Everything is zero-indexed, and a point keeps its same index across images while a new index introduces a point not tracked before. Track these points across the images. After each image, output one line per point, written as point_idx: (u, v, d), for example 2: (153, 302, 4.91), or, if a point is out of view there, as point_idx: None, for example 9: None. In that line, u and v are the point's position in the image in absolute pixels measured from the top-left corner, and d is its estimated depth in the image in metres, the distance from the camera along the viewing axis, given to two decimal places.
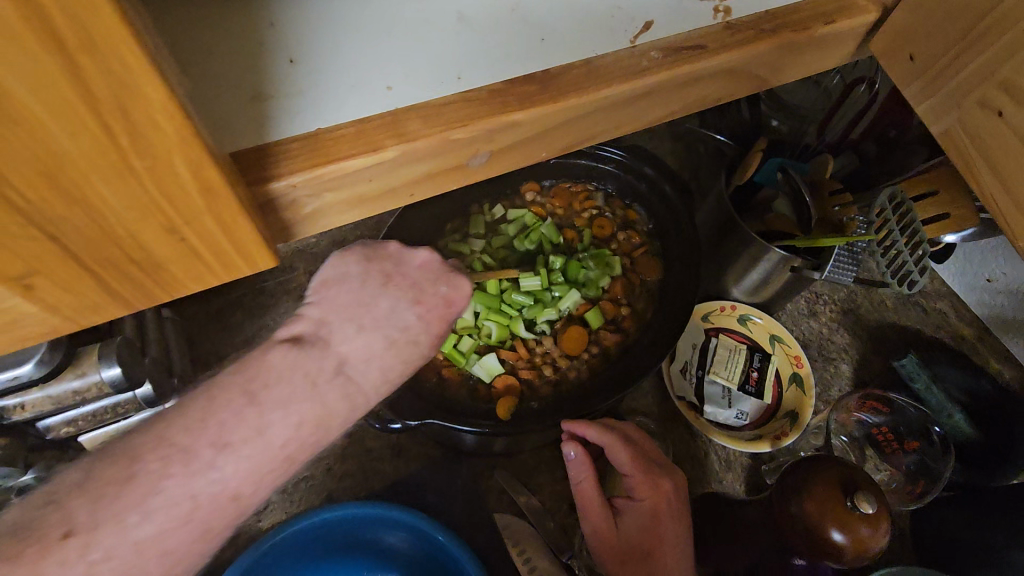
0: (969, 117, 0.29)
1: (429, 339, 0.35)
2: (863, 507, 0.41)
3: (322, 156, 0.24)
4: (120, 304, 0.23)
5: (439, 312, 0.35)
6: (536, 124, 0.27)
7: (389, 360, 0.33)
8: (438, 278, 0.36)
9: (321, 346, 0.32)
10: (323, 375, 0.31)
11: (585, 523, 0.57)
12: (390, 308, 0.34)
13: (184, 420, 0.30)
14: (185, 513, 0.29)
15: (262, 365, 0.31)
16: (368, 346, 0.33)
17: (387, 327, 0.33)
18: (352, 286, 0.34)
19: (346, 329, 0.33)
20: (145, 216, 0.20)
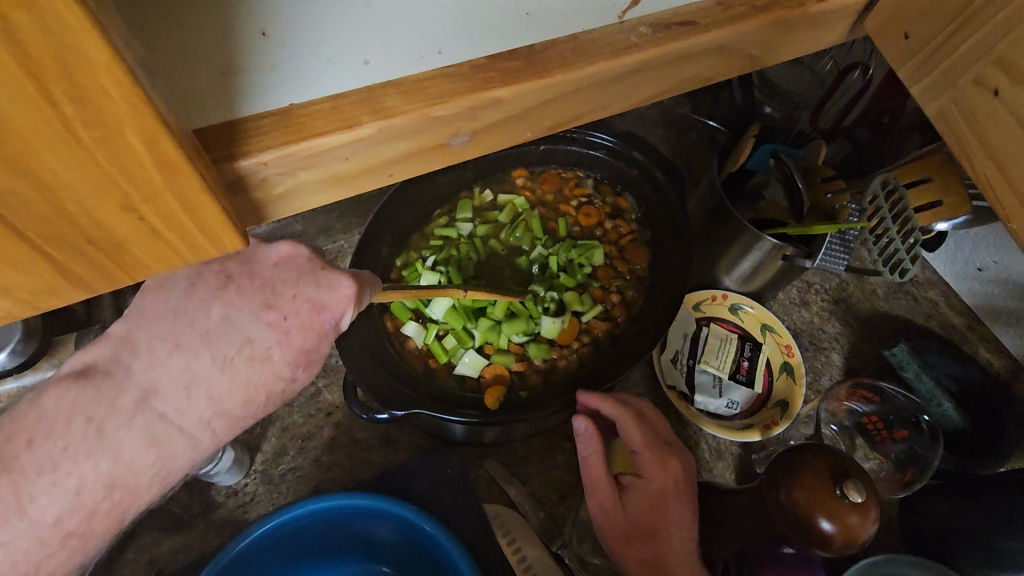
0: (964, 97, 0.28)
1: (283, 353, 0.32)
2: (852, 497, 0.41)
3: (294, 132, 0.23)
4: (79, 287, 0.22)
5: (301, 319, 0.32)
6: (519, 102, 0.26)
7: (217, 384, 0.31)
8: (301, 279, 0.33)
9: (113, 385, 0.31)
10: (121, 413, 0.31)
11: (591, 499, 0.56)
12: (226, 320, 0.31)
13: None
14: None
15: (36, 413, 0.31)
16: (182, 370, 0.31)
17: (220, 344, 0.31)
18: (178, 293, 0.32)
19: (156, 353, 0.31)
20: (97, 192, 0.18)
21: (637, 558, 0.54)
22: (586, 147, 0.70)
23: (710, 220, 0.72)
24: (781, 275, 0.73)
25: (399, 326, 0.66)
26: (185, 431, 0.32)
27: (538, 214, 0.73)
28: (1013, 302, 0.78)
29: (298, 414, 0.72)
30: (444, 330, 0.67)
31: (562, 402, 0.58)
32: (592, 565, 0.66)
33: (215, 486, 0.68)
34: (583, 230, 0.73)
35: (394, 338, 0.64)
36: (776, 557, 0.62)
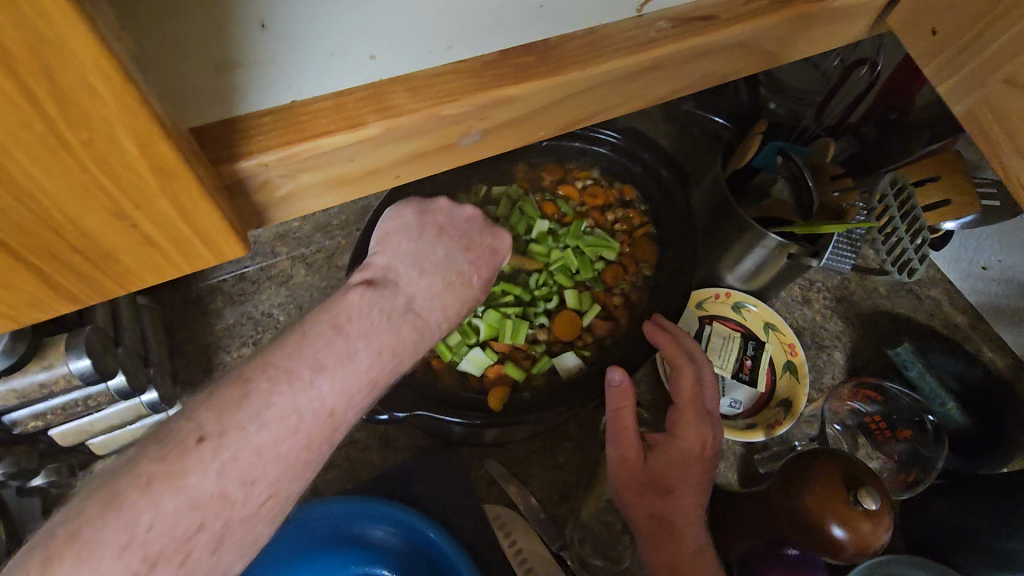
0: (994, 96, 0.27)
1: (477, 284, 0.40)
2: (866, 503, 0.40)
3: (296, 132, 0.21)
4: (67, 299, 0.20)
5: (485, 259, 0.41)
6: (532, 100, 0.25)
7: (449, 298, 0.37)
8: (483, 231, 0.41)
9: (392, 288, 0.35)
10: (396, 312, 0.34)
11: (612, 449, 0.55)
12: (446, 254, 0.38)
13: (285, 346, 0.31)
14: (293, 425, 0.30)
15: (342, 305, 0.33)
16: (429, 286, 0.36)
17: (445, 270, 0.38)
18: (412, 235, 0.39)
19: (410, 272, 0.36)
20: (85, 199, 0.17)
21: (645, 512, 0.53)
22: (589, 143, 0.68)
23: (716, 217, 0.71)
24: (784, 273, 0.72)
25: None
26: (431, 329, 0.36)
27: (534, 202, 0.72)
28: (1017, 301, 0.78)
29: None
30: None
31: (577, 400, 0.57)
32: (594, 566, 0.66)
33: None
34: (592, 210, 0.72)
35: None
36: (780, 558, 0.61)
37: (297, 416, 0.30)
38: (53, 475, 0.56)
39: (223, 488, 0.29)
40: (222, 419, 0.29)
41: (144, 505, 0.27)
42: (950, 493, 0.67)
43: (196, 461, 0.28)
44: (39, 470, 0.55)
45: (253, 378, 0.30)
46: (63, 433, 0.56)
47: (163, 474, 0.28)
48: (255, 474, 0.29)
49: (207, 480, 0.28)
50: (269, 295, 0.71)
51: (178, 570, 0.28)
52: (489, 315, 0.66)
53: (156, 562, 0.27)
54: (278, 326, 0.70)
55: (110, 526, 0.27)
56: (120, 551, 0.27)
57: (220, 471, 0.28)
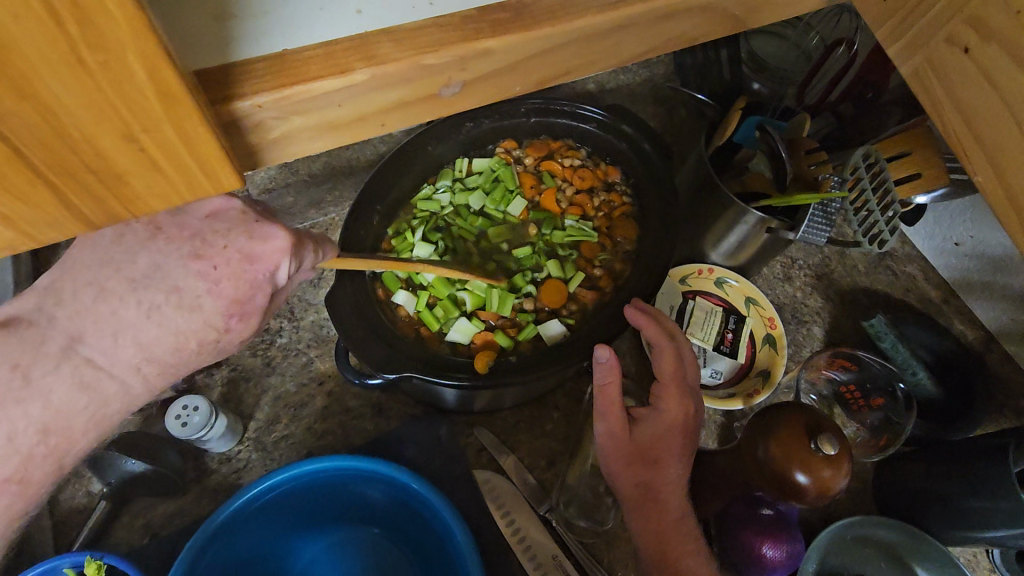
0: (936, 57, 0.30)
1: (214, 302, 0.33)
2: (826, 450, 0.43)
3: (288, 76, 0.23)
4: (80, 222, 0.22)
5: (232, 269, 0.33)
6: (506, 54, 0.27)
7: (145, 331, 0.33)
8: (233, 229, 0.33)
9: (28, 332, 0.33)
10: (42, 364, 0.33)
11: (600, 423, 0.57)
12: (155, 266, 0.32)
13: None
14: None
15: None
16: (107, 319, 0.33)
17: (146, 291, 0.33)
18: (106, 243, 0.33)
19: (83, 301, 0.33)
20: (100, 119, 0.19)
21: (631, 483, 0.56)
22: (575, 120, 0.70)
23: (699, 193, 0.73)
24: (764, 250, 0.75)
25: (389, 296, 0.67)
26: (114, 376, 0.35)
27: (514, 170, 0.74)
28: (987, 275, 0.81)
29: (291, 383, 0.73)
30: (434, 298, 0.68)
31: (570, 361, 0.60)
32: (578, 527, 0.68)
33: (207, 453, 0.69)
34: (579, 195, 0.74)
35: (385, 305, 0.65)
36: (755, 517, 0.65)
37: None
38: None
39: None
40: None
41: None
42: (921, 457, 0.69)
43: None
44: None
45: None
46: None
47: None
48: None
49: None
50: None
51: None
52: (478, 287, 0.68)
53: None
54: None
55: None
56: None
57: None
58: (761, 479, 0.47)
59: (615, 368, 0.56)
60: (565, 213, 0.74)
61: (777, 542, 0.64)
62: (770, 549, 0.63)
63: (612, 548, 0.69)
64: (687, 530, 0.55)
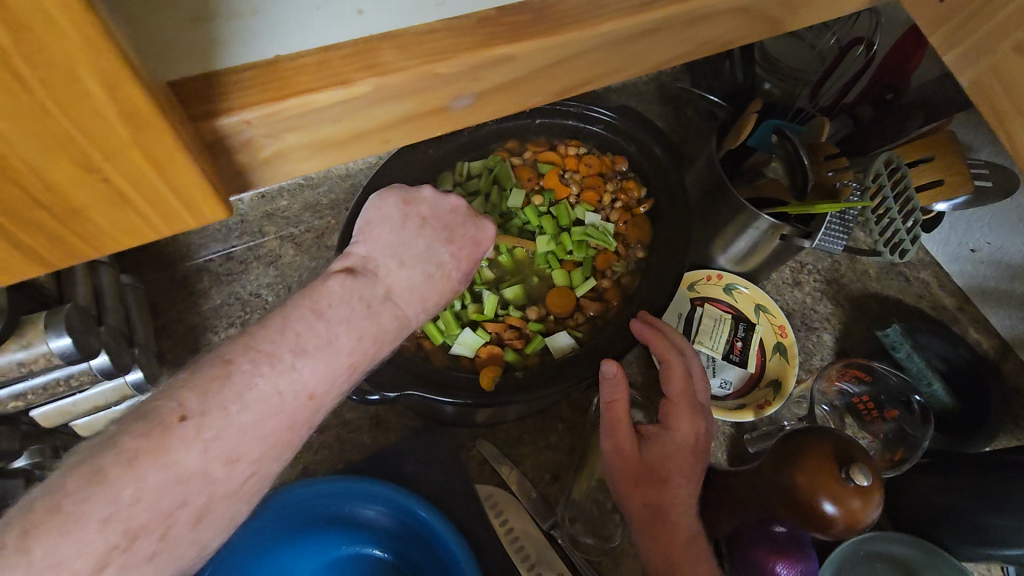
0: (1002, 64, 0.27)
1: (459, 275, 0.39)
2: (858, 480, 0.41)
3: (279, 88, 0.20)
4: (35, 261, 0.19)
5: (467, 252, 0.39)
6: (529, 61, 0.24)
7: (429, 294, 0.36)
8: (465, 222, 0.39)
9: (369, 279, 0.35)
10: (375, 302, 0.34)
11: (607, 441, 0.54)
12: (427, 247, 0.37)
13: (268, 328, 0.31)
14: (275, 407, 0.31)
15: (323, 290, 0.33)
16: (410, 278, 0.36)
17: (426, 263, 0.36)
18: (393, 226, 0.37)
19: (391, 265, 0.35)
20: (50, 147, 0.16)
21: (640, 502, 0.53)
22: (583, 121, 0.67)
23: (709, 198, 0.70)
24: (776, 255, 0.72)
25: None
26: (409, 321, 0.36)
27: (510, 165, 0.70)
28: (1003, 282, 0.78)
29: None
30: None
31: (575, 378, 0.57)
32: (584, 544, 0.66)
33: None
34: (587, 183, 0.71)
35: None
36: (768, 534, 0.63)
37: (274, 401, 0.31)
38: (36, 457, 0.54)
39: (207, 465, 0.29)
40: (204, 400, 0.29)
41: (126, 480, 0.27)
42: (936, 470, 0.67)
43: (179, 439, 0.29)
44: (21, 452, 0.53)
45: (236, 359, 0.30)
46: (45, 415, 0.54)
47: (146, 450, 0.28)
48: (239, 453, 0.30)
49: (189, 457, 0.29)
50: (258, 276, 0.70)
51: (159, 541, 0.29)
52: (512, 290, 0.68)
53: (137, 535, 0.28)
54: (267, 306, 0.69)
55: (88, 501, 0.27)
56: (102, 523, 0.27)
57: (202, 448, 0.29)
58: (782, 506, 0.45)
59: (622, 383, 0.54)
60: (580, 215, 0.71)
61: (790, 562, 0.63)
62: (784, 568, 0.62)
63: (619, 566, 0.66)
64: (699, 553, 0.53)
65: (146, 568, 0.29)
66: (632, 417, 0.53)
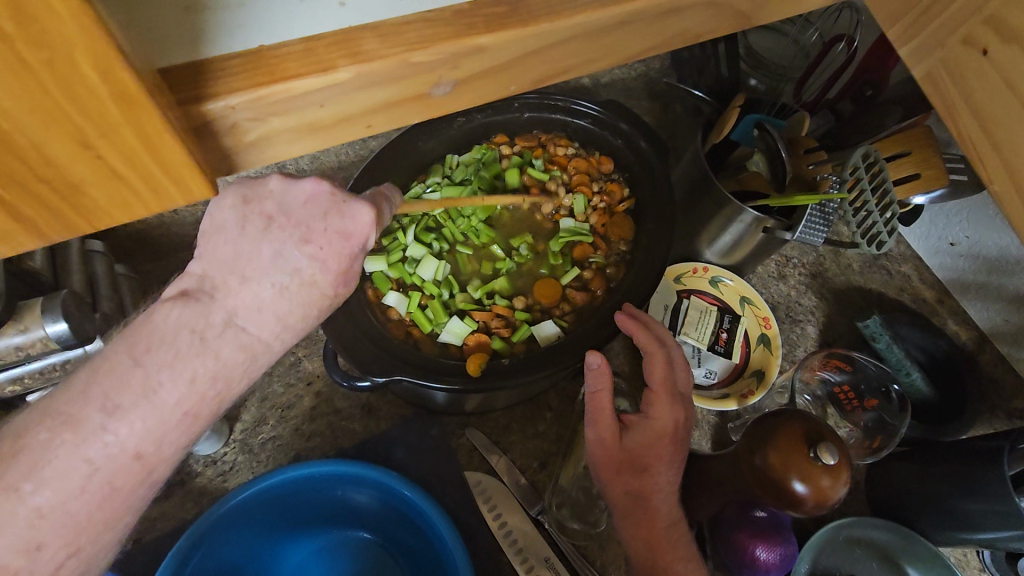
0: (952, 57, 0.28)
1: (330, 277, 0.32)
2: (825, 458, 0.43)
3: (264, 74, 0.22)
4: (35, 233, 0.21)
5: (334, 248, 0.32)
6: (504, 51, 0.25)
7: (287, 309, 0.32)
8: (327, 212, 0.32)
9: (205, 303, 0.31)
10: (211, 331, 0.31)
11: (590, 430, 0.56)
12: (274, 253, 0.31)
13: (70, 392, 0.30)
14: (82, 479, 0.30)
15: (147, 327, 0.31)
16: (254, 297, 0.31)
17: (272, 274, 0.31)
18: (230, 235, 0.32)
19: (230, 284, 0.31)
20: (49, 124, 0.17)
21: (621, 490, 0.55)
22: (571, 115, 0.69)
23: (694, 192, 0.72)
24: (760, 248, 0.73)
25: (379, 297, 0.66)
26: (266, 342, 0.32)
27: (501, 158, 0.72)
28: (982, 275, 0.80)
29: (277, 383, 0.71)
30: (425, 299, 0.67)
31: (559, 366, 0.59)
32: (571, 530, 0.67)
33: (192, 456, 0.67)
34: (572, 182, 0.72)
35: (376, 306, 0.64)
36: (750, 520, 0.65)
37: (83, 470, 0.30)
38: None
39: None
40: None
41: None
42: (914, 458, 0.69)
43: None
44: None
45: (29, 433, 0.30)
46: None
47: None
48: (24, 552, 0.30)
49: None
50: None
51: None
52: (500, 281, 0.70)
53: None
54: None
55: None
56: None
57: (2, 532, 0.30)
58: (756, 485, 0.46)
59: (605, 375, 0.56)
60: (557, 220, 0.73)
61: (771, 545, 0.64)
62: (764, 551, 0.63)
63: (606, 550, 0.68)
64: (677, 536, 0.55)
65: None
66: (615, 405, 0.55)
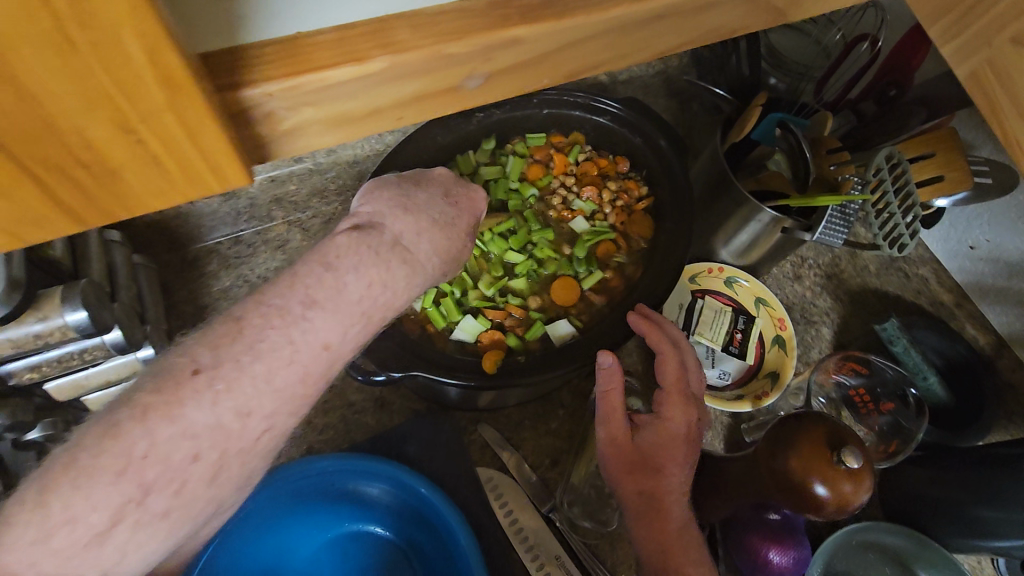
0: (1000, 57, 0.28)
1: (461, 223, 0.42)
2: (849, 463, 0.42)
3: (299, 63, 0.22)
4: (72, 220, 0.20)
5: (465, 204, 0.43)
6: (538, 43, 0.25)
7: (438, 237, 0.39)
8: (455, 184, 0.44)
9: (376, 228, 0.36)
10: (382, 245, 0.36)
11: (601, 428, 0.56)
12: (428, 199, 0.41)
13: (276, 286, 0.32)
14: (285, 357, 0.32)
15: (330, 245, 0.34)
16: (419, 222, 0.38)
17: (429, 210, 0.40)
18: (392, 188, 0.40)
19: (395, 213, 0.38)
20: (90, 107, 0.17)
21: (634, 491, 0.54)
22: (590, 112, 0.68)
23: (712, 190, 0.71)
24: (777, 248, 0.72)
25: None
26: (420, 263, 0.38)
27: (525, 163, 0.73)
28: (1001, 279, 0.79)
29: None
30: (441, 295, 0.67)
31: (572, 364, 0.58)
32: (582, 528, 0.67)
33: None
34: (589, 181, 0.73)
35: None
36: (764, 522, 0.64)
37: (289, 349, 0.32)
38: (49, 429, 0.54)
39: (221, 419, 0.30)
40: (216, 354, 0.30)
41: (141, 434, 0.29)
42: (930, 464, 0.68)
43: (194, 394, 0.30)
44: (35, 424, 0.54)
45: (244, 319, 0.31)
46: (58, 389, 0.56)
47: (160, 406, 0.29)
48: None
49: (202, 411, 0.30)
50: (266, 259, 0.71)
51: (173, 496, 0.30)
52: (516, 281, 0.70)
53: None
54: None
55: (106, 453, 0.28)
56: (119, 475, 0.28)
57: (213, 402, 0.30)
58: (776, 489, 0.46)
59: (616, 373, 0.56)
60: (572, 221, 0.73)
61: (784, 549, 0.64)
62: (777, 555, 0.63)
63: (616, 550, 0.68)
64: (692, 538, 0.54)
65: (162, 521, 0.30)
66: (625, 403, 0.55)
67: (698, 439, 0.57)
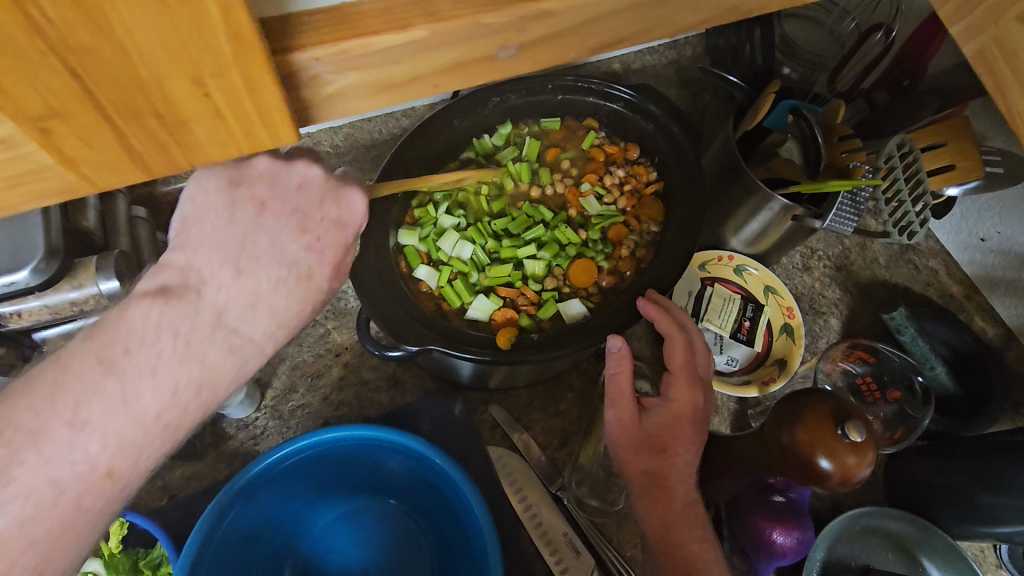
0: (1006, 35, 0.29)
1: (326, 268, 0.35)
2: (852, 436, 0.43)
3: (347, 29, 0.23)
4: (140, 167, 0.22)
5: (331, 239, 0.35)
6: (567, 16, 0.26)
7: (276, 300, 0.33)
8: (325, 200, 0.34)
9: (190, 301, 0.32)
10: (197, 334, 0.32)
11: (611, 410, 0.57)
12: (271, 242, 0.33)
13: (31, 400, 0.31)
14: (48, 496, 0.31)
15: (116, 334, 0.31)
16: (247, 290, 0.32)
17: (271, 267, 0.33)
18: (217, 223, 0.32)
19: (220, 276, 0.32)
20: (169, 60, 0.19)
21: (638, 468, 0.55)
22: (603, 98, 0.69)
23: (723, 177, 0.72)
24: (787, 237, 0.73)
25: (410, 270, 0.67)
26: (255, 340, 0.34)
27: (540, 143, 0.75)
28: (1011, 272, 0.80)
29: (308, 352, 0.73)
30: (453, 276, 0.69)
31: (578, 345, 0.59)
32: (589, 506, 0.68)
33: (225, 419, 0.69)
34: (602, 167, 0.75)
35: (406, 278, 0.65)
36: (766, 504, 0.66)
37: (51, 488, 0.31)
38: None
39: None
40: None
41: None
42: (934, 453, 0.68)
43: None
44: None
45: None
46: None
47: None
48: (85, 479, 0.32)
49: None
50: None
51: None
52: (535, 266, 0.71)
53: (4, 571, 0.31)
54: None
55: None
56: None
57: None
58: (784, 465, 0.47)
59: (626, 359, 0.57)
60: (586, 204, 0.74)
61: (788, 529, 0.64)
62: (782, 535, 0.64)
63: (622, 528, 0.69)
64: (697, 514, 0.55)
65: None
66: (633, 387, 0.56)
67: (705, 417, 0.58)
